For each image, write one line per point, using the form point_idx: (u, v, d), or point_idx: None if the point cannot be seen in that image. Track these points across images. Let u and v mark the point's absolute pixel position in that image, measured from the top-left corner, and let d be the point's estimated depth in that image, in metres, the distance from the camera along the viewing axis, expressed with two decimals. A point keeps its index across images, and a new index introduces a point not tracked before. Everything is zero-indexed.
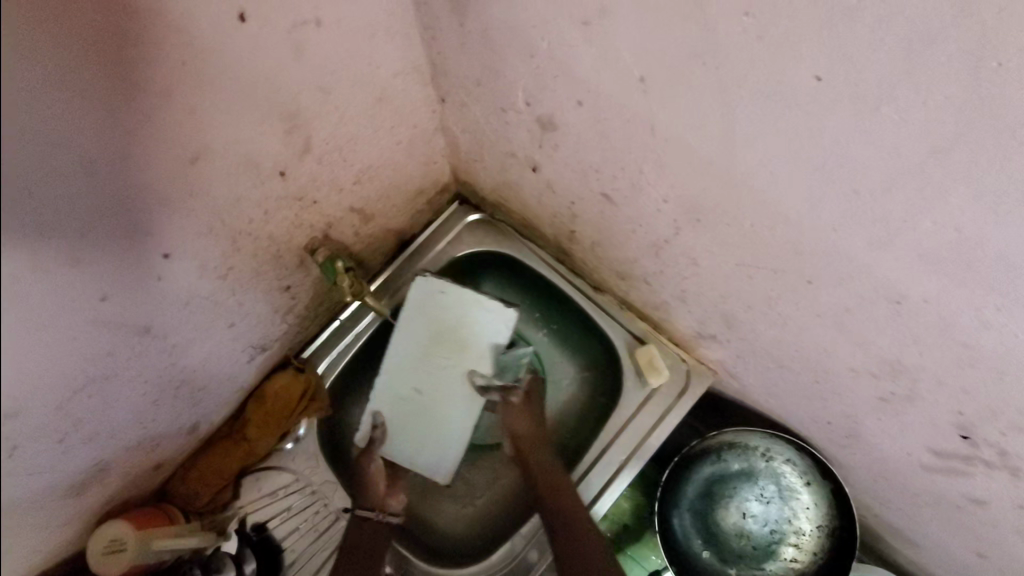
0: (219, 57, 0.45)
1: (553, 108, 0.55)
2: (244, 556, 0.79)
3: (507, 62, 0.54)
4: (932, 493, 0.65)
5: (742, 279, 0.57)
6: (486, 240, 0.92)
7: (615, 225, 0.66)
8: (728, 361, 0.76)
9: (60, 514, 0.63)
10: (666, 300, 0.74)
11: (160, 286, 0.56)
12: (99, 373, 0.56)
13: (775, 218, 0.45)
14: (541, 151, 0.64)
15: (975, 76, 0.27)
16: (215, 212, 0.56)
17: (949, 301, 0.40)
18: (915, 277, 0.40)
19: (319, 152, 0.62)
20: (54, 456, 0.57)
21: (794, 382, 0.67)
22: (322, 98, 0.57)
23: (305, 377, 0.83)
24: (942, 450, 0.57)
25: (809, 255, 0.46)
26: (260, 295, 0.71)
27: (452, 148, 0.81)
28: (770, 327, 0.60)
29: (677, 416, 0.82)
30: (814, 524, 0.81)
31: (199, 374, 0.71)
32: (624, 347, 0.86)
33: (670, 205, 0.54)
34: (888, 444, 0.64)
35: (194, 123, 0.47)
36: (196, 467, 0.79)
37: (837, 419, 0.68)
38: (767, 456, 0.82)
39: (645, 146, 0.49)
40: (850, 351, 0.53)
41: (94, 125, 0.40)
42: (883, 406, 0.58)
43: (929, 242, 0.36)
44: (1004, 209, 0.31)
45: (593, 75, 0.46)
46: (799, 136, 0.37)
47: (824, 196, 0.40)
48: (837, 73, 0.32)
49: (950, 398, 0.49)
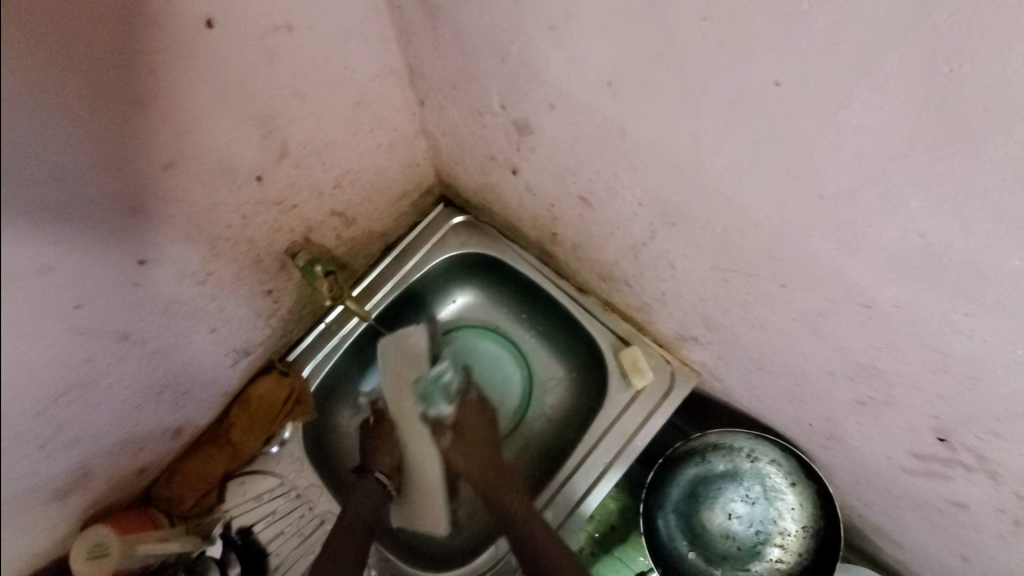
0: (187, 64, 0.45)
1: (528, 112, 0.55)
2: (228, 560, 0.80)
3: (480, 66, 0.53)
4: (913, 495, 0.65)
5: (718, 282, 0.56)
6: (471, 242, 0.91)
7: (594, 228, 0.66)
8: (711, 363, 0.76)
9: (44, 521, 0.63)
10: (648, 302, 0.74)
11: (138, 292, 0.56)
12: (76, 380, 0.56)
13: (745, 222, 0.45)
14: (519, 154, 0.64)
15: (929, 82, 0.27)
16: (191, 218, 0.56)
17: (917, 305, 0.39)
18: (883, 282, 0.40)
19: (296, 157, 0.62)
20: (33, 463, 0.57)
21: (775, 384, 0.67)
22: (297, 104, 0.57)
23: (289, 382, 0.84)
24: (920, 453, 0.57)
25: (781, 259, 0.46)
26: (241, 299, 0.71)
27: (434, 150, 0.81)
28: (748, 330, 0.60)
29: (662, 417, 0.81)
30: (799, 525, 0.81)
31: (181, 378, 0.71)
32: (609, 349, 0.86)
33: (645, 208, 0.54)
34: (869, 447, 0.64)
35: (167, 130, 0.47)
36: (180, 472, 0.79)
37: (819, 421, 0.67)
38: (752, 456, 0.82)
39: (617, 150, 0.49)
40: (827, 354, 0.53)
41: (65, 134, 0.40)
42: (862, 409, 0.57)
43: (895, 248, 0.36)
44: (965, 215, 0.31)
45: (563, 79, 0.46)
46: (763, 140, 0.37)
47: (791, 200, 0.39)
48: (795, 78, 0.32)
49: (925, 402, 0.49)
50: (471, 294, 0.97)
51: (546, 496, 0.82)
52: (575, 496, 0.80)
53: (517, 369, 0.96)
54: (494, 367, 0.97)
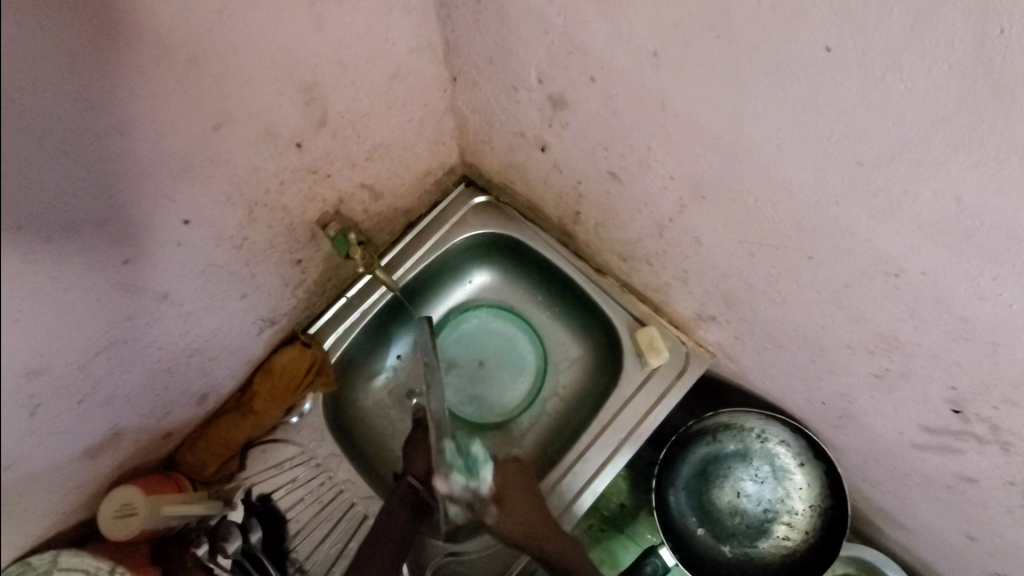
0: (244, 24, 0.46)
1: (566, 87, 0.57)
2: (249, 525, 0.82)
3: (521, 39, 0.55)
4: (924, 472, 0.67)
5: (743, 256, 0.58)
6: (491, 221, 0.93)
7: (621, 205, 0.68)
8: (728, 343, 0.78)
9: (75, 478, 0.65)
10: (668, 282, 0.76)
11: (180, 252, 0.57)
12: (118, 337, 0.57)
13: (779, 192, 0.47)
14: (551, 130, 0.65)
15: (978, 45, 0.29)
16: (234, 180, 0.57)
17: (943, 273, 0.41)
18: (912, 249, 0.42)
19: (334, 127, 0.63)
20: (72, 418, 0.58)
21: (792, 362, 0.69)
22: (339, 72, 0.58)
23: (311, 353, 0.85)
24: (933, 427, 0.59)
25: (810, 230, 0.48)
26: (271, 267, 0.72)
27: (460, 129, 0.83)
28: (770, 306, 0.62)
29: (676, 396, 0.83)
30: (806, 504, 0.83)
31: (211, 344, 0.72)
32: (625, 329, 0.88)
33: (676, 182, 0.56)
34: (883, 424, 0.66)
35: (217, 91, 0.49)
36: (204, 438, 0.81)
37: (833, 400, 0.69)
38: (762, 437, 0.84)
39: (655, 123, 0.51)
40: (849, 328, 0.55)
41: (122, 84, 0.41)
42: (878, 383, 0.59)
43: (928, 213, 0.38)
44: (1000, 176, 0.33)
45: (606, 51, 0.48)
46: (803, 106, 0.39)
47: (827, 169, 0.41)
48: (846, 43, 0.33)
49: (944, 373, 0.51)
50: (489, 275, 0.99)
51: (559, 473, 0.83)
52: (581, 481, 0.82)
53: (533, 350, 0.98)
54: (509, 347, 0.98)
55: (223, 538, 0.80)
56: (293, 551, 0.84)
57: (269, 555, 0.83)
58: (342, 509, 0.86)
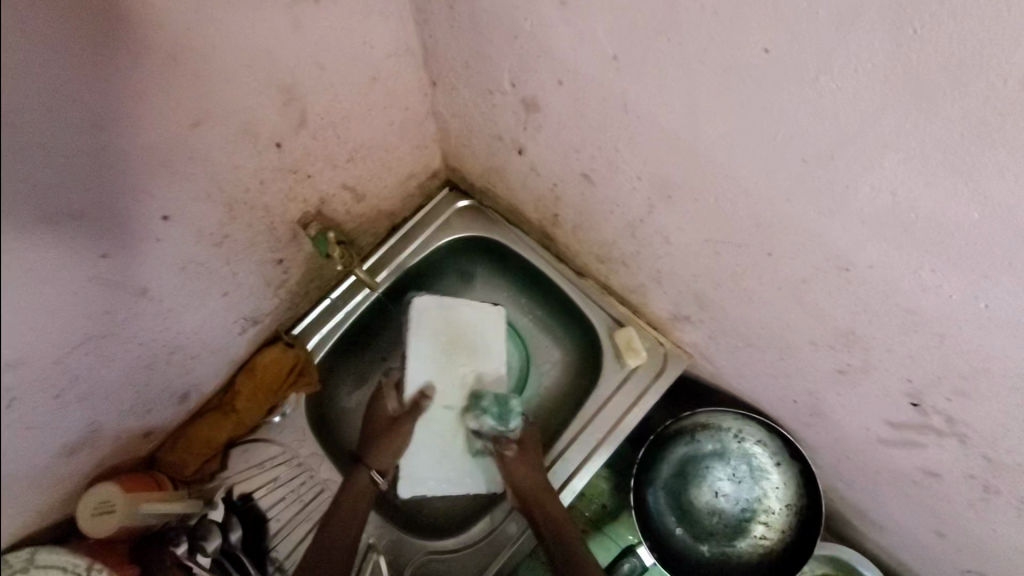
0: (221, 26, 0.48)
1: (536, 90, 0.59)
2: (230, 524, 0.82)
3: (493, 44, 0.57)
4: (891, 468, 0.68)
5: (710, 255, 0.60)
6: (474, 225, 0.95)
7: (595, 206, 0.69)
8: (702, 342, 0.80)
9: (55, 472, 0.65)
10: (643, 282, 0.77)
11: (159, 247, 0.59)
12: (97, 331, 0.58)
13: (736, 190, 0.49)
14: (526, 133, 0.67)
15: (894, 46, 0.31)
16: (213, 178, 0.59)
17: (888, 266, 0.43)
18: (860, 243, 0.43)
19: (314, 128, 0.65)
20: (49, 412, 0.59)
21: (763, 360, 0.71)
22: (318, 75, 0.60)
23: (293, 353, 0.86)
24: (895, 421, 0.60)
25: (767, 227, 0.50)
26: (253, 267, 0.74)
27: (442, 133, 0.85)
28: (738, 304, 0.64)
29: (654, 396, 0.85)
30: (783, 503, 0.84)
31: (192, 341, 0.73)
32: (604, 331, 0.90)
33: (644, 183, 0.58)
34: (850, 420, 0.67)
35: (195, 90, 0.50)
36: (185, 437, 0.82)
37: (803, 397, 0.71)
38: (739, 437, 0.85)
39: (620, 124, 0.53)
40: (811, 324, 0.57)
41: (99, 81, 0.43)
42: (841, 379, 0.61)
43: (869, 208, 0.40)
44: (928, 171, 0.35)
45: (570, 55, 0.50)
46: (751, 106, 0.41)
47: (777, 168, 0.43)
48: (782, 45, 0.35)
49: (899, 366, 0.52)
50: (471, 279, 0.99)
51: None
52: (560, 479, 0.83)
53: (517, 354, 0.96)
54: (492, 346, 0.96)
55: (203, 538, 0.79)
56: (274, 549, 0.84)
57: (249, 553, 0.83)
58: (323, 508, 0.87)
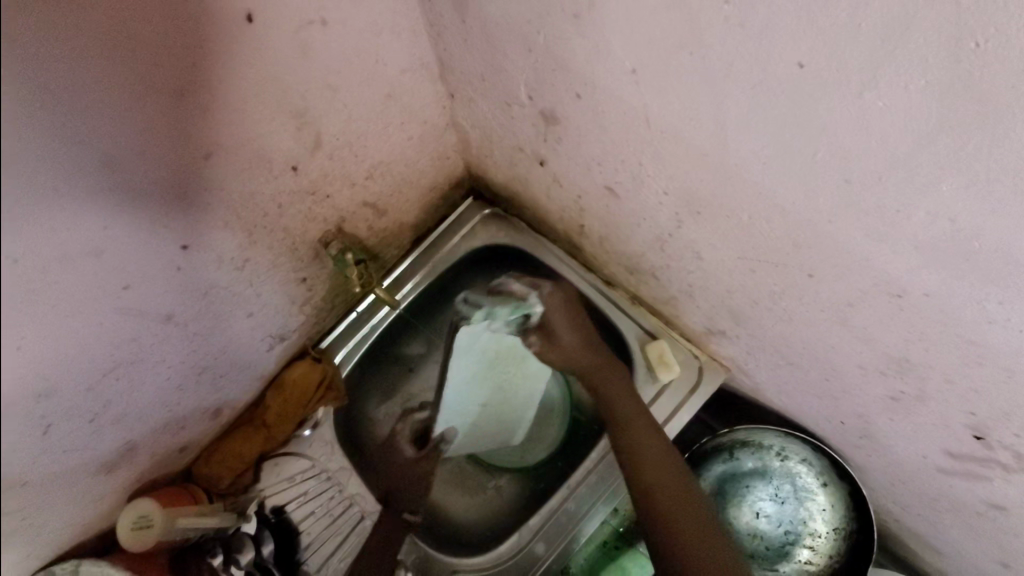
0: (229, 54, 0.47)
1: (554, 103, 0.55)
2: (262, 537, 0.83)
3: (507, 56, 0.54)
4: (952, 497, 0.63)
5: (744, 273, 0.56)
6: (499, 235, 0.93)
7: (621, 219, 0.66)
8: (740, 358, 0.75)
9: (93, 489, 0.68)
10: (675, 295, 0.73)
11: (181, 275, 0.59)
12: (124, 358, 0.59)
13: (771, 209, 0.45)
14: (546, 145, 0.64)
15: (953, 59, 0.27)
16: (230, 205, 0.58)
17: (948, 295, 0.39)
18: (914, 270, 0.39)
19: (329, 149, 0.64)
20: (84, 436, 0.61)
21: (806, 379, 0.66)
22: (330, 96, 0.58)
23: (322, 367, 0.86)
24: (957, 452, 0.55)
25: (806, 247, 0.45)
26: (276, 286, 0.74)
27: (463, 143, 0.82)
28: (777, 323, 0.59)
29: (688, 412, 0.81)
30: (830, 527, 0.79)
31: (221, 360, 0.74)
32: (634, 342, 0.85)
33: (671, 198, 0.54)
34: (904, 446, 0.62)
35: (207, 120, 0.50)
36: (218, 451, 0.82)
37: (851, 419, 0.66)
38: (782, 455, 0.80)
39: (643, 138, 0.49)
40: (858, 348, 0.52)
41: (107, 121, 0.42)
42: (894, 405, 0.56)
43: (925, 234, 0.36)
44: (994, 198, 0.30)
45: (589, 68, 0.47)
46: (788, 124, 0.36)
47: (817, 188, 0.39)
48: (820, 59, 0.31)
49: (961, 398, 0.47)
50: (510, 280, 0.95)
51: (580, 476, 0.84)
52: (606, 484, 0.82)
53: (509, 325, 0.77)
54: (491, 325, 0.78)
55: (237, 551, 0.81)
56: (304, 563, 0.84)
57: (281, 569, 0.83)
58: (352, 523, 0.87)
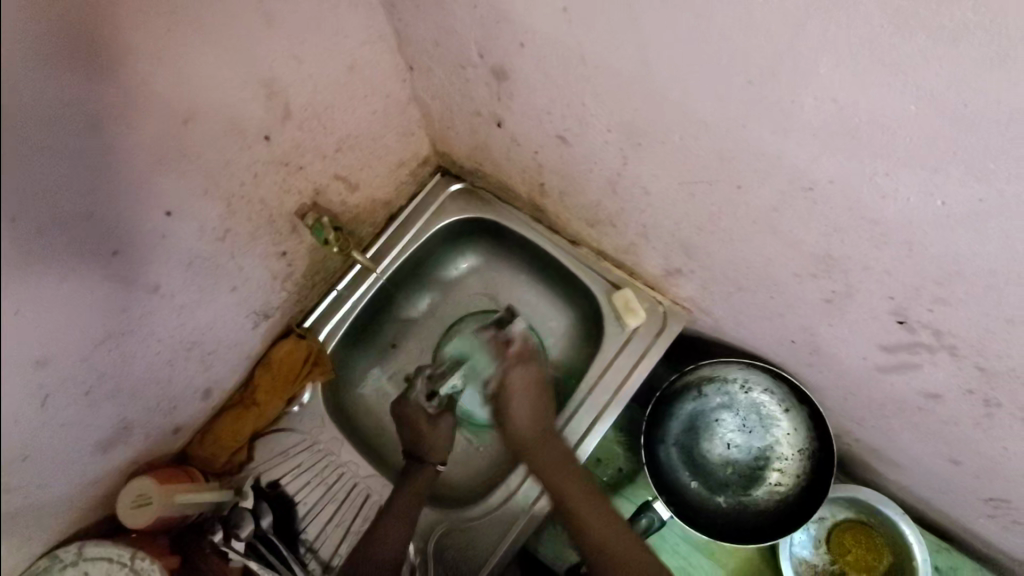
0: (199, 22, 0.52)
1: (503, 57, 0.61)
2: (260, 510, 0.85)
3: (456, 17, 0.60)
4: (895, 397, 0.69)
5: (685, 198, 0.62)
6: (468, 207, 0.97)
7: (575, 168, 0.72)
8: (698, 295, 0.81)
9: (91, 466, 0.70)
10: (632, 241, 0.79)
11: (166, 244, 0.63)
12: (117, 327, 0.62)
13: (695, 126, 0.51)
14: (500, 103, 0.70)
15: None
16: (208, 174, 0.62)
17: (847, 178, 0.45)
18: (817, 159, 0.45)
19: (299, 119, 0.69)
20: (80, 407, 0.63)
21: (755, 303, 0.72)
22: (296, 67, 0.63)
23: (306, 344, 0.89)
24: (889, 345, 0.61)
25: (730, 158, 0.51)
26: (257, 260, 0.78)
27: (427, 119, 0.88)
28: (722, 247, 0.65)
29: (657, 354, 0.86)
30: (795, 448, 0.85)
31: (208, 336, 0.77)
32: (603, 294, 0.91)
33: (614, 134, 0.60)
34: (847, 352, 0.68)
35: (184, 87, 0.54)
36: (211, 432, 0.86)
37: (799, 335, 0.71)
38: (745, 387, 0.86)
39: (582, 76, 0.55)
40: (789, 253, 0.58)
41: (94, 86, 0.47)
42: (830, 308, 0.62)
43: (817, 119, 0.42)
44: (862, 70, 0.37)
45: (527, 15, 0.52)
46: (695, 35, 0.42)
47: (728, 95, 0.45)
48: None
49: (879, 283, 0.53)
50: (484, 253, 1.02)
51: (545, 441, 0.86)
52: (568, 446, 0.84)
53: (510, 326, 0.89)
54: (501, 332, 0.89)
55: (237, 525, 0.82)
56: (304, 532, 0.87)
57: (281, 538, 0.86)
58: (346, 489, 0.90)
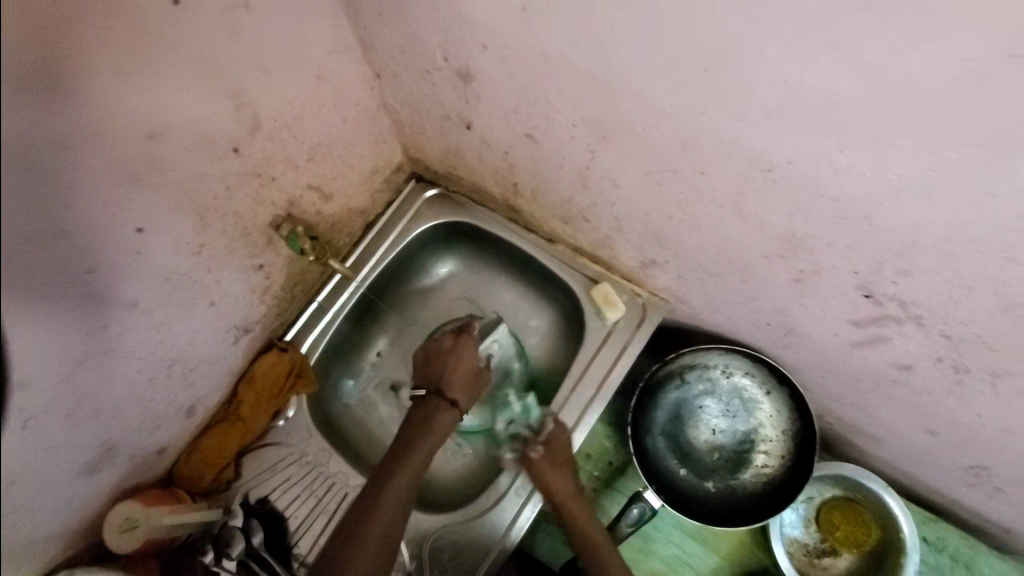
0: (163, 37, 0.52)
1: (467, 59, 0.62)
2: (251, 527, 0.83)
3: (419, 22, 0.61)
4: (869, 371, 0.70)
5: (653, 188, 0.63)
6: (444, 211, 0.98)
7: (545, 166, 0.73)
8: (674, 285, 0.82)
9: (75, 491, 0.69)
10: (607, 235, 0.80)
11: (140, 261, 0.62)
12: (95, 347, 0.62)
13: (657, 116, 0.52)
14: (468, 105, 0.71)
15: None
16: (180, 188, 0.62)
17: (803, 158, 0.46)
18: (774, 140, 0.46)
19: (269, 130, 0.69)
20: (61, 431, 0.62)
21: (729, 288, 0.73)
22: (263, 78, 0.64)
23: (289, 356, 0.89)
24: (859, 319, 0.62)
25: (693, 145, 0.53)
26: (234, 274, 0.77)
27: (397, 126, 0.89)
28: (693, 235, 0.67)
29: (639, 345, 0.87)
30: (778, 429, 0.86)
31: (189, 353, 0.77)
32: (582, 289, 0.92)
33: (580, 129, 0.61)
34: (820, 330, 0.69)
35: (150, 103, 0.54)
36: (197, 451, 0.85)
37: (774, 317, 0.73)
38: (727, 372, 0.87)
39: (545, 73, 0.56)
40: (757, 236, 0.59)
41: (62, 106, 0.47)
42: (800, 287, 0.63)
43: (771, 101, 0.43)
44: (808, 50, 0.38)
45: (487, 16, 0.53)
46: (649, 26, 0.44)
47: (685, 83, 0.47)
48: None
49: (844, 259, 0.55)
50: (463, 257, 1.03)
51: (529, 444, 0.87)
52: None
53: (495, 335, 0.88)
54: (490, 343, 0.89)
55: (227, 545, 0.80)
56: (297, 545, 0.86)
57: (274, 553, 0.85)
58: (337, 498, 0.89)
